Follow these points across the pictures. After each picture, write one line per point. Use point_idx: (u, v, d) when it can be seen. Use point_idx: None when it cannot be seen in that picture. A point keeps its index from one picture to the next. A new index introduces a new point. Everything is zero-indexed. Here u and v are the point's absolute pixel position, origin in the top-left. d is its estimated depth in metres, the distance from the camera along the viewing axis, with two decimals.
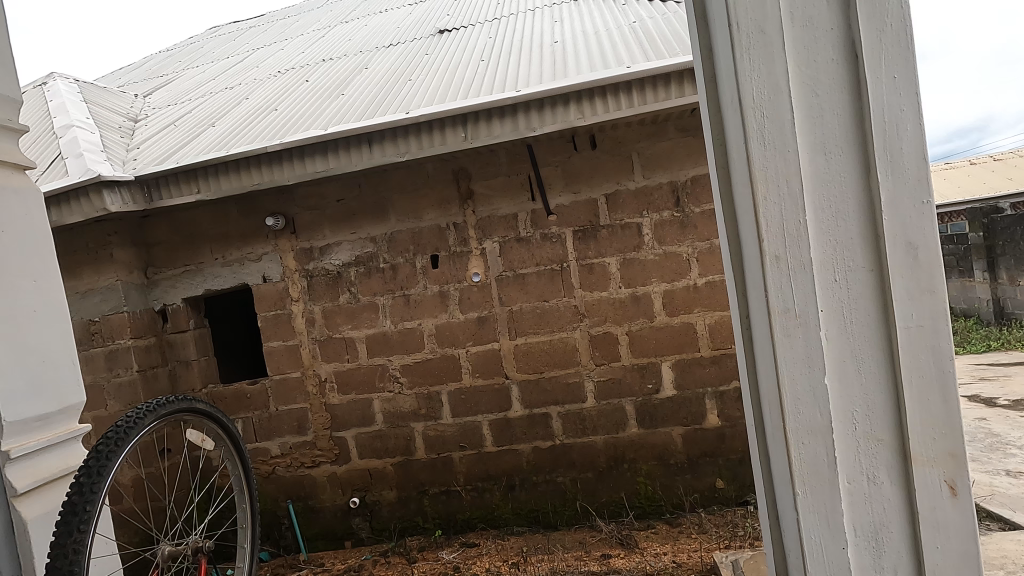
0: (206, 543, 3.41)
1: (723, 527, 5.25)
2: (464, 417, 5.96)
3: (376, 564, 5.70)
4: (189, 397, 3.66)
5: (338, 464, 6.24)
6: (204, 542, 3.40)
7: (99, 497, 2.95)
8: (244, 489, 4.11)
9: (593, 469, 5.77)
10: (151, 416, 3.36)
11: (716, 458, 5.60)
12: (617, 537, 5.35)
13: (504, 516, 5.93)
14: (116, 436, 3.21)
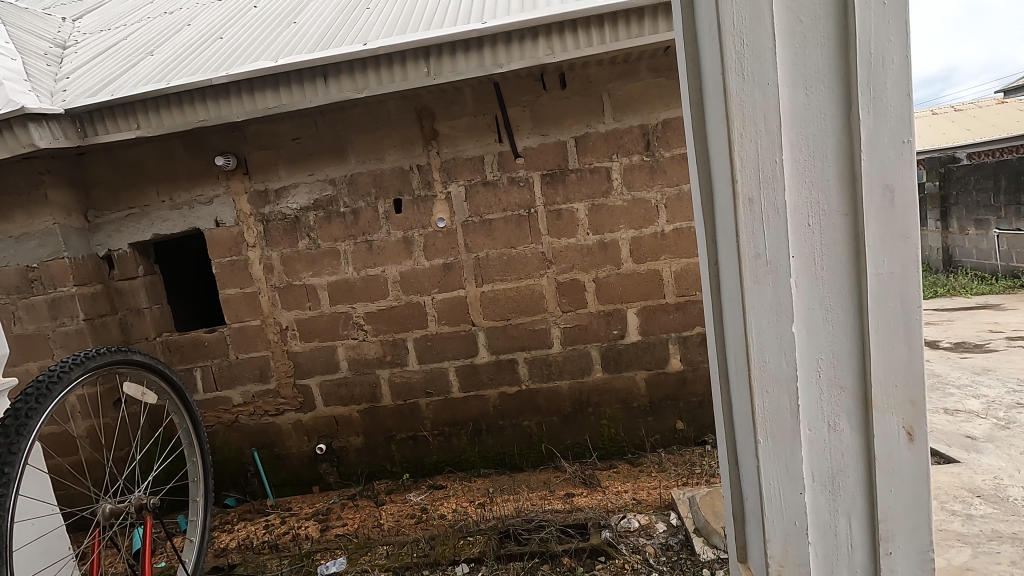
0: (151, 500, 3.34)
1: (682, 465, 5.45)
2: (431, 363, 5.93)
3: (344, 507, 5.77)
4: (125, 350, 3.49)
5: (303, 412, 6.19)
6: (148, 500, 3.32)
7: (19, 458, 2.82)
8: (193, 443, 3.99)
9: (558, 413, 5.87)
10: (79, 369, 3.22)
11: (677, 400, 5.75)
12: (580, 477, 5.52)
13: (471, 459, 6.03)
14: (39, 390, 3.02)
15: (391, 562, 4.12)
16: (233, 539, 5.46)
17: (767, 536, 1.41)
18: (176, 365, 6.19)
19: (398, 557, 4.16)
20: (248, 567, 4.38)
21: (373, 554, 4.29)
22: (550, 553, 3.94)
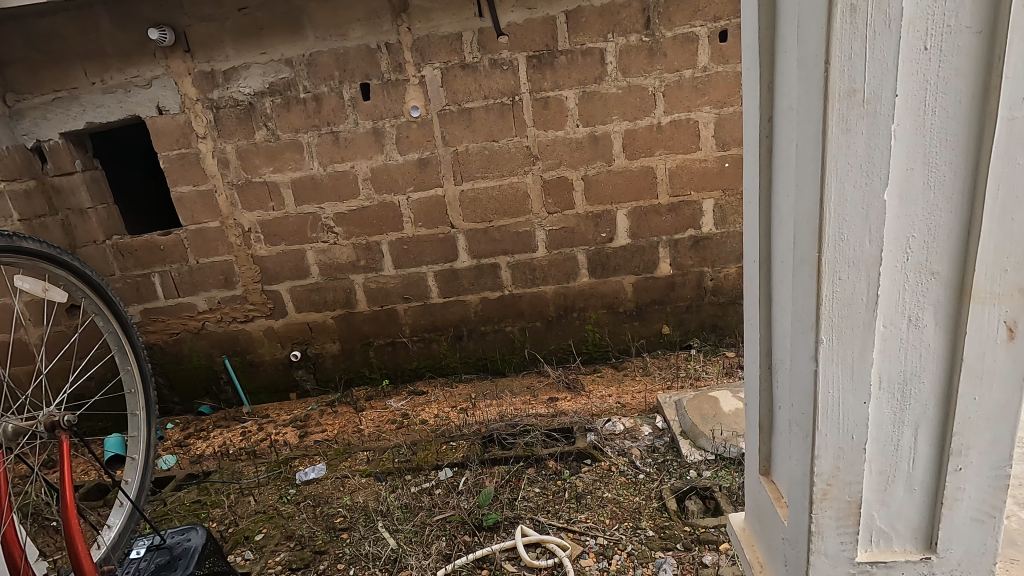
0: (64, 418, 2.94)
1: (667, 369, 5.38)
2: (408, 268, 5.60)
3: (323, 413, 5.65)
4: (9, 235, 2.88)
5: (274, 319, 5.88)
6: (60, 418, 2.93)
7: None
8: (125, 349, 3.56)
9: (542, 319, 5.68)
10: None
11: (665, 305, 5.57)
12: (564, 381, 5.44)
13: (452, 365, 5.89)
14: None
15: (372, 467, 3.98)
16: (209, 445, 5.33)
17: (816, 451, 1.17)
18: (131, 270, 5.74)
19: (379, 463, 4.04)
20: (225, 474, 4.21)
21: (354, 460, 4.16)
22: (535, 457, 3.83)
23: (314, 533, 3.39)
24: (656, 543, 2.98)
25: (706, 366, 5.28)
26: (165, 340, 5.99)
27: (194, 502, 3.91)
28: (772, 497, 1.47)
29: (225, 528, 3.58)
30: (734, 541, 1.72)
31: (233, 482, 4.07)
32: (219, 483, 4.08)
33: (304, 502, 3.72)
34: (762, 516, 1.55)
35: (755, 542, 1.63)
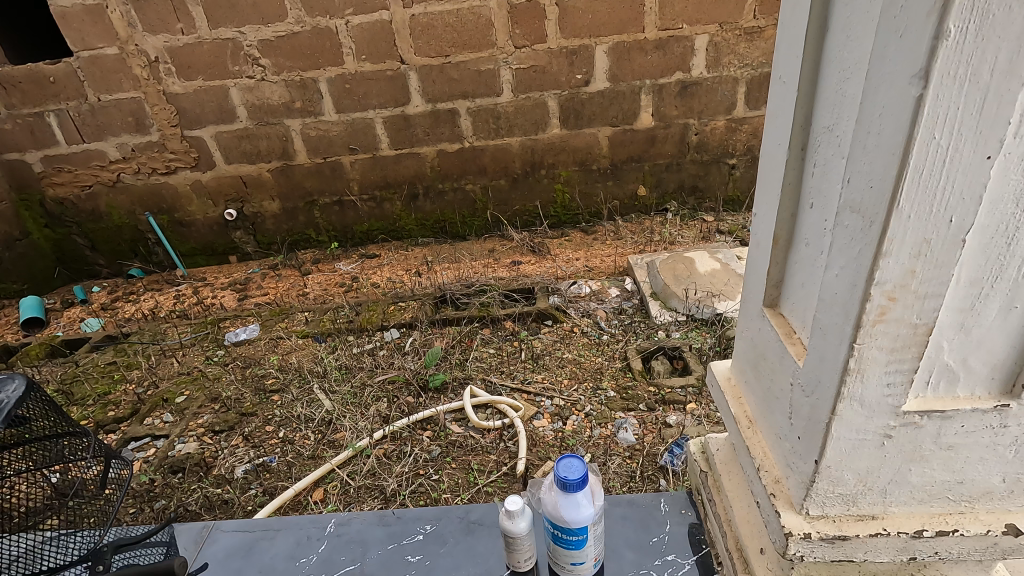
0: None
1: (640, 234, 4.97)
2: (352, 113, 4.82)
3: (265, 277, 5.17)
4: None
5: (201, 171, 5.14)
6: None
7: None
8: None
9: (506, 176, 5.11)
10: None
11: (642, 163, 5.03)
12: (528, 245, 5.01)
13: (407, 227, 5.38)
14: None
15: (310, 328, 3.60)
16: (137, 308, 4.85)
17: (883, 256, 0.76)
18: (19, 108, 4.80)
19: (318, 324, 3.65)
20: (146, 335, 3.80)
21: (291, 321, 3.76)
22: (491, 317, 3.48)
23: (242, 396, 3.05)
24: (617, 404, 2.72)
25: (681, 231, 4.89)
26: (78, 195, 5.26)
27: (109, 364, 3.52)
28: (779, 339, 1.08)
29: (144, 391, 3.24)
30: (714, 392, 1.39)
31: (154, 343, 3.67)
32: (138, 344, 3.68)
33: (232, 364, 3.35)
34: (758, 366, 1.19)
35: (741, 394, 1.29)
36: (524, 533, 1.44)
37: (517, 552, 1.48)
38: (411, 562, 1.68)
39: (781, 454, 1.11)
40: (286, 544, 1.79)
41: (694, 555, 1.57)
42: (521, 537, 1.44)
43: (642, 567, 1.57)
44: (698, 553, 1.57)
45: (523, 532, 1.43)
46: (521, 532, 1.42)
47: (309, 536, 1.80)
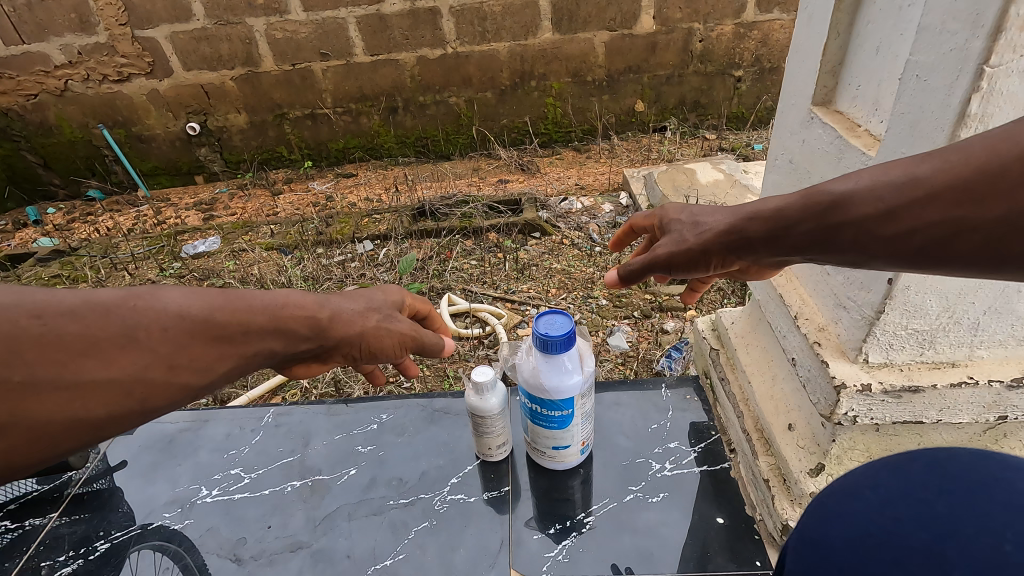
0: None
1: (636, 152, 4.62)
2: (322, 11, 4.33)
3: (233, 198, 4.78)
4: None
5: (157, 79, 4.67)
6: None
7: None
8: None
9: (493, 88, 4.69)
10: None
11: (641, 74, 4.63)
12: (517, 163, 4.63)
13: (386, 145, 4.98)
14: None
15: (276, 241, 3.29)
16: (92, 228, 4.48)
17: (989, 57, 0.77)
18: None
19: (285, 237, 3.34)
20: (96, 248, 3.51)
21: (256, 235, 3.46)
22: (472, 229, 3.20)
23: None
24: (609, 312, 2.48)
25: (681, 148, 4.52)
26: (22, 105, 4.78)
27: (53, 276, 3.24)
28: (837, 133, 1.08)
29: None
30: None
31: (103, 256, 3.38)
32: (87, 257, 3.39)
33: (189, 275, 3.07)
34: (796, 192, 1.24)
35: None
36: (496, 413, 1.25)
37: (489, 436, 1.31)
38: (363, 452, 1.47)
39: (834, 289, 1.09)
40: (216, 435, 1.57)
41: (701, 442, 1.41)
42: (492, 417, 1.26)
43: (638, 457, 1.39)
44: (706, 440, 1.41)
45: (494, 412, 1.24)
46: (492, 412, 1.24)
47: (242, 428, 1.58)
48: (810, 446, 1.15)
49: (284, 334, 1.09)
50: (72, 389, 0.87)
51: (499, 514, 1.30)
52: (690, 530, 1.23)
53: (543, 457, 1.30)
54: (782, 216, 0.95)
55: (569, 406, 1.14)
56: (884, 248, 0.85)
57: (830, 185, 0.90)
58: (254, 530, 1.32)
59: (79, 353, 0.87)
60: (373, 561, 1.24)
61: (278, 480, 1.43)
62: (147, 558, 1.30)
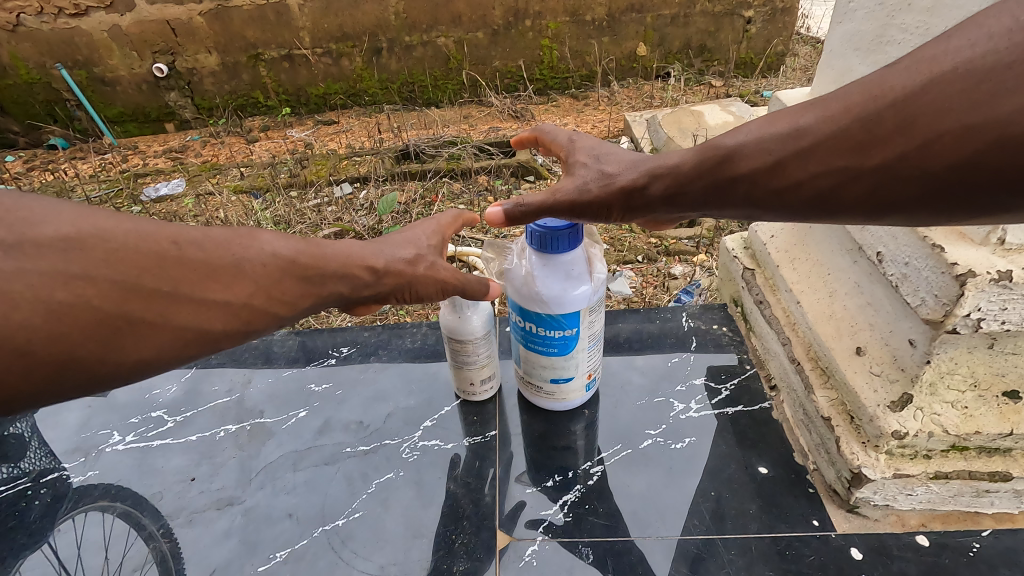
0: None
1: (638, 98, 4.30)
2: None
3: (206, 146, 4.21)
4: None
5: (119, 14, 4.18)
6: None
7: None
8: None
9: (485, 28, 4.33)
10: None
11: (643, 14, 4.30)
12: (509, 110, 4.18)
13: (370, 91, 4.61)
14: None
15: (245, 184, 3.03)
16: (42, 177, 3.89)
17: None
18: None
19: (255, 180, 3.07)
20: (50, 191, 3.25)
21: (224, 177, 3.18)
22: (460, 171, 2.93)
23: None
24: (610, 257, 2.24)
25: (685, 94, 4.19)
26: None
27: None
28: None
29: None
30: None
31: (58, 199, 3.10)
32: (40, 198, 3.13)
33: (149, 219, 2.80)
34: (884, 27, 0.94)
35: None
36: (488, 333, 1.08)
37: (473, 366, 1.12)
38: (315, 391, 1.26)
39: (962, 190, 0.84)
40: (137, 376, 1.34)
41: (734, 378, 1.20)
42: (484, 339, 1.08)
43: (656, 396, 1.19)
44: (740, 376, 1.20)
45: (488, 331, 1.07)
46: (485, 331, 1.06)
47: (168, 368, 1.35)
48: (891, 371, 0.91)
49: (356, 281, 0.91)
50: (199, 303, 0.79)
51: (480, 464, 1.09)
52: (724, 481, 1.02)
53: (542, 394, 1.12)
54: (676, 175, 0.84)
55: (573, 320, 0.98)
56: (780, 203, 0.76)
57: (725, 138, 0.80)
58: (173, 484, 1.11)
59: (204, 273, 0.80)
60: (320, 520, 1.03)
61: (205, 425, 1.21)
62: (37, 513, 1.09)
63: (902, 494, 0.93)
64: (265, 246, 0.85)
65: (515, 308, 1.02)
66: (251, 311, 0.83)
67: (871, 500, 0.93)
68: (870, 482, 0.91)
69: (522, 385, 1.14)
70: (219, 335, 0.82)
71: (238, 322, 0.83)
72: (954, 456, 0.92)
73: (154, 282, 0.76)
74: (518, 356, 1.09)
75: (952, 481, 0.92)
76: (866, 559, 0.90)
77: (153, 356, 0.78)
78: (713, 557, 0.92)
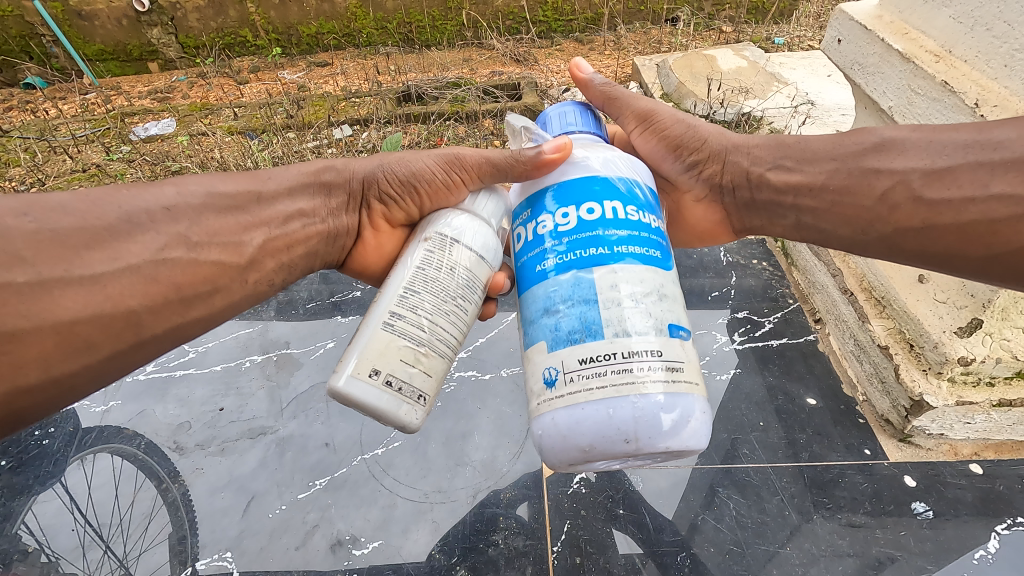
0: None
1: (645, 41, 4.08)
2: None
3: (192, 88, 3.94)
4: None
5: None
6: None
7: None
8: None
9: None
10: None
11: None
12: (511, 54, 3.96)
13: (364, 30, 4.29)
14: None
15: (239, 125, 2.88)
16: (17, 120, 3.60)
17: None
18: None
19: (249, 121, 2.94)
20: (31, 131, 3.07)
21: (216, 117, 3.04)
22: (465, 114, 2.81)
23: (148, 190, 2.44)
24: None
25: (695, 40, 3.98)
26: None
27: None
28: None
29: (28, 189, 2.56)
30: (858, 40, 1.18)
31: (41, 139, 2.94)
32: (21, 138, 2.95)
33: (140, 160, 2.66)
34: None
35: (907, 31, 1.08)
36: (454, 258, 0.75)
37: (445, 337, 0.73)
38: (342, 323, 1.25)
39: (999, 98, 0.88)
40: None
41: (778, 312, 1.20)
42: (438, 251, 0.75)
43: (699, 328, 1.18)
44: (783, 310, 1.21)
45: (454, 241, 0.76)
46: (453, 235, 0.77)
47: None
48: (957, 297, 0.91)
49: (320, 197, 0.96)
50: (87, 283, 0.70)
51: (522, 393, 1.09)
52: (772, 412, 1.02)
53: (667, 365, 0.66)
54: (800, 155, 0.97)
55: (659, 211, 0.79)
56: (911, 215, 0.84)
57: (877, 130, 0.90)
58: (200, 414, 1.09)
59: (79, 248, 0.71)
60: (358, 450, 1.02)
61: (230, 355, 1.19)
62: (60, 442, 1.07)
63: (960, 422, 0.94)
64: (144, 197, 0.79)
65: (563, 201, 0.74)
66: (166, 271, 0.76)
67: (927, 429, 0.95)
68: (931, 410, 0.92)
69: (620, 374, 0.65)
70: (147, 308, 0.74)
71: (160, 285, 0.76)
72: (1018, 384, 0.93)
73: (24, 274, 0.66)
74: (597, 294, 0.68)
75: (1015, 409, 0.93)
76: (920, 486, 0.91)
77: (53, 359, 0.68)
78: (766, 485, 0.92)
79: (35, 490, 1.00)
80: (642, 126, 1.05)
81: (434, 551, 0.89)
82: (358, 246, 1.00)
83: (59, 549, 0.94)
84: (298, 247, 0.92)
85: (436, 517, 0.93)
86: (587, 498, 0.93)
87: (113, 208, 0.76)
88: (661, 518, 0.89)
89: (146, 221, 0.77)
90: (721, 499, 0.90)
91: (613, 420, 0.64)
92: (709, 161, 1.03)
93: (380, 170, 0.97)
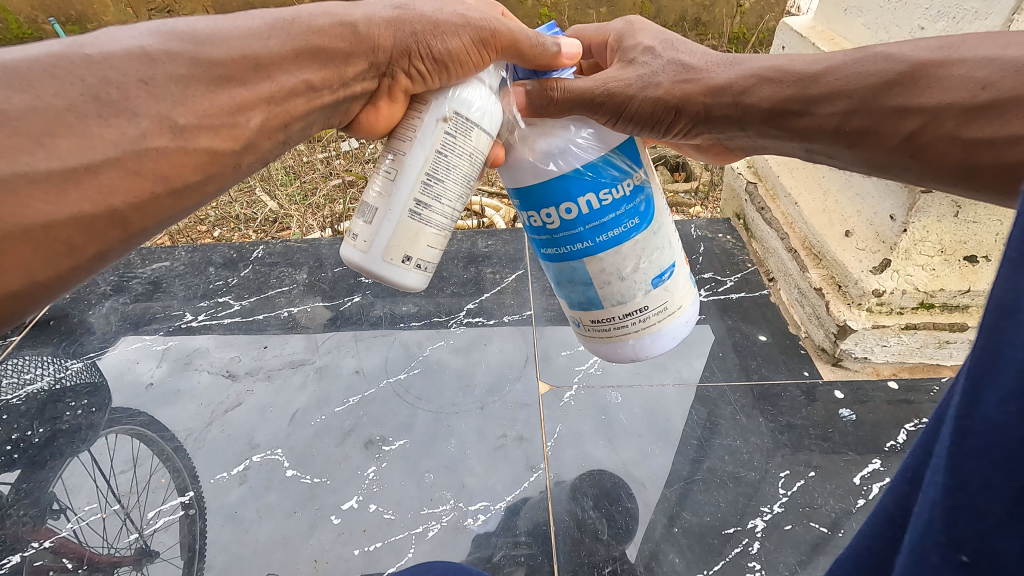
0: None
1: None
2: None
3: None
4: None
5: None
6: None
7: None
8: None
9: None
10: None
11: None
12: None
13: None
14: None
15: None
16: None
17: None
18: None
19: None
20: None
21: None
22: None
23: None
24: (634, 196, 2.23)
25: None
26: None
27: None
28: None
29: None
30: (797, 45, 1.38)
31: None
32: None
33: None
34: None
35: (834, 36, 1.28)
36: (474, 145, 0.72)
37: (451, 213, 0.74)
38: (365, 283, 1.46)
39: None
40: (194, 275, 1.53)
41: (738, 273, 1.39)
42: (459, 136, 0.71)
43: None
44: (743, 271, 1.39)
45: (475, 127, 0.71)
46: (474, 118, 0.71)
47: (213, 270, 1.54)
48: (873, 245, 1.08)
49: (330, 56, 0.71)
50: (61, 179, 0.54)
51: (519, 335, 1.29)
52: (730, 346, 1.21)
53: (657, 307, 0.81)
54: (806, 94, 0.79)
55: (632, 159, 0.77)
56: (947, 153, 0.72)
57: (896, 50, 0.74)
58: (248, 350, 1.30)
59: (38, 134, 0.53)
60: (384, 375, 1.22)
61: (269, 309, 1.41)
62: (127, 370, 1.29)
63: (878, 345, 1.10)
64: (113, 62, 0.58)
65: (538, 201, 0.75)
66: (150, 162, 0.60)
67: (853, 352, 1.11)
68: (853, 333, 1.08)
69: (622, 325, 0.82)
70: (134, 206, 0.59)
71: (145, 181, 0.60)
72: (922, 313, 1.08)
73: None
74: (592, 279, 0.78)
75: (920, 332, 1.08)
76: (847, 397, 1.09)
77: (33, 266, 0.54)
78: (720, 397, 1.11)
79: (107, 408, 1.21)
80: (618, 119, 0.77)
81: (449, 445, 1.08)
82: (368, 112, 0.78)
83: (80, 512, 1.04)
84: (297, 126, 0.73)
85: (444, 427, 1.11)
86: (572, 408, 1.12)
87: (72, 81, 0.56)
88: (632, 420, 1.09)
89: (119, 99, 0.58)
90: (685, 407, 1.10)
91: (620, 355, 0.84)
92: (688, 123, 0.85)
93: (414, 36, 0.72)
